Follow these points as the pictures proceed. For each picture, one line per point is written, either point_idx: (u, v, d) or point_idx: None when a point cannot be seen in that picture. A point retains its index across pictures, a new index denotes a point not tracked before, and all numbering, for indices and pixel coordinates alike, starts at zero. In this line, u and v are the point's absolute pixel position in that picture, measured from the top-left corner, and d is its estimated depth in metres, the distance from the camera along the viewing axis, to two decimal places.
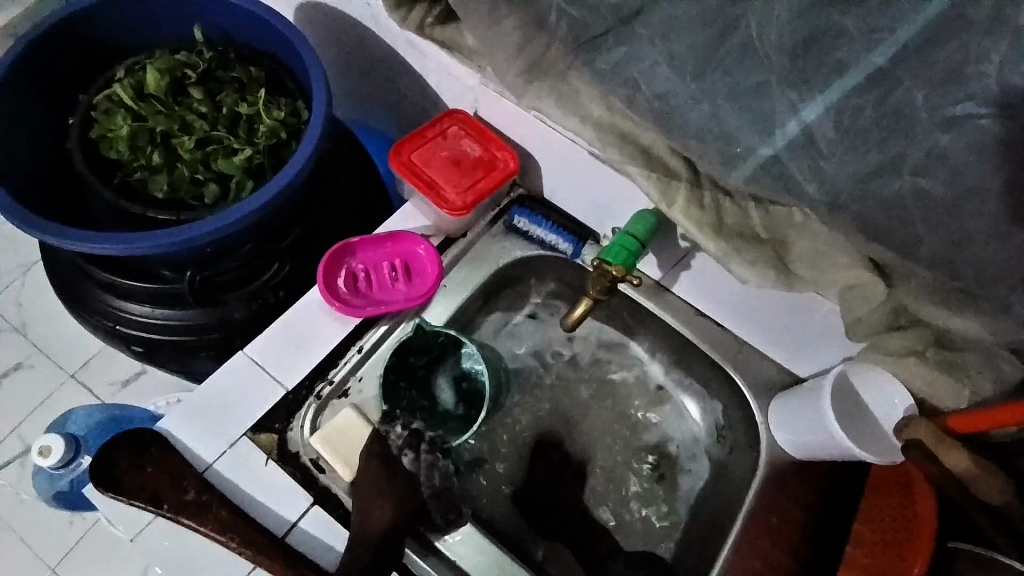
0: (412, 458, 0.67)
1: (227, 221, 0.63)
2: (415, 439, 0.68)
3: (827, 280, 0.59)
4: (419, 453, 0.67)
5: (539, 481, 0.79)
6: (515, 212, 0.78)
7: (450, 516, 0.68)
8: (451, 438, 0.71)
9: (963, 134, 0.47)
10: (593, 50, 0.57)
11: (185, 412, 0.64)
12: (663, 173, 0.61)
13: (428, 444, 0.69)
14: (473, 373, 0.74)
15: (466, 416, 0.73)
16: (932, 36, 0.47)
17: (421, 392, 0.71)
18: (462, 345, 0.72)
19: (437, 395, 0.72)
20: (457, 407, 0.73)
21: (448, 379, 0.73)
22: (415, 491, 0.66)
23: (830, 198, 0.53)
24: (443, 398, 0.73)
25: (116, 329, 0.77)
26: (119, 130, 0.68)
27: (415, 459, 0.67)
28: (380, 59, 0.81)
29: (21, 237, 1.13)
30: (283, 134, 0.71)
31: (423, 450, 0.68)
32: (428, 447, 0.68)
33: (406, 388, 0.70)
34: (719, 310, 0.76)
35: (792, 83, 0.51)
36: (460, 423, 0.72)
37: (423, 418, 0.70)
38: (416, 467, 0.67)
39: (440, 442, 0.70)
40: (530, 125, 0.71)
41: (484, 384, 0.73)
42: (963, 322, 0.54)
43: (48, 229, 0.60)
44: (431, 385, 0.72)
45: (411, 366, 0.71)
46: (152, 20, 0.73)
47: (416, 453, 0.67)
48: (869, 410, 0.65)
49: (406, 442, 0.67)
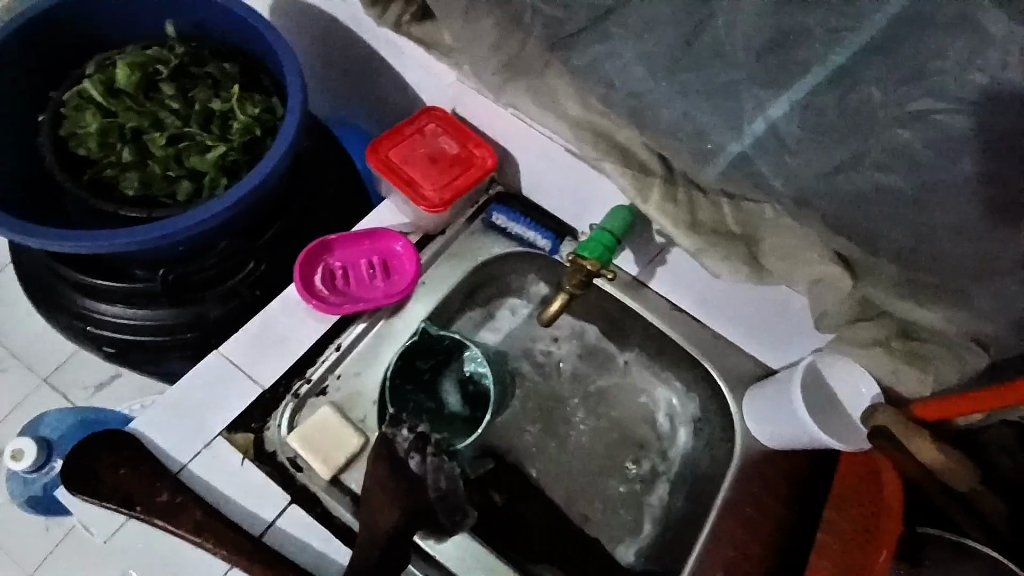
0: (418, 461, 0.66)
1: (200, 219, 0.62)
2: (421, 441, 0.67)
3: (796, 275, 0.59)
4: (426, 455, 0.67)
5: (522, 480, 0.78)
6: (493, 209, 0.78)
7: (456, 517, 0.66)
8: (458, 440, 0.72)
9: (924, 129, 0.49)
10: (569, 46, 0.58)
11: (158, 412, 0.63)
12: (637, 170, 0.61)
13: (433, 446, 0.68)
14: (477, 377, 0.76)
15: (472, 418, 0.75)
16: (889, 37, 0.49)
17: (428, 395, 0.74)
18: (464, 348, 0.74)
19: (442, 397, 0.75)
20: (464, 409, 0.75)
21: (455, 382, 0.76)
22: (420, 494, 0.65)
23: (798, 192, 0.55)
24: (449, 400, 0.75)
25: (88, 330, 0.76)
26: (89, 127, 0.67)
27: (422, 461, 0.66)
28: (357, 55, 0.81)
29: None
30: (258, 130, 0.70)
31: (429, 453, 0.67)
32: (433, 450, 0.68)
33: (412, 390, 0.73)
34: (695, 304, 0.77)
35: (760, 82, 0.53)
36: (467, 424, 0.74)
37: (429, 419, 0.72)
38: (422, 470, 0.66)
39: (445, 445, 0.70)
40: (508, 122, 0.71)
41: (488, 387, 0.75)
42: (930, 313, 0.54)
43: (13, 227, 0.59)
44: (438, 389, 0.75)
45: (418, 369, 0.73)
46: (122, 15, 0.72)
47: (422, 455, 0.67)
48: (841, 400, 0.67)
49: (412, 444, 0.66)
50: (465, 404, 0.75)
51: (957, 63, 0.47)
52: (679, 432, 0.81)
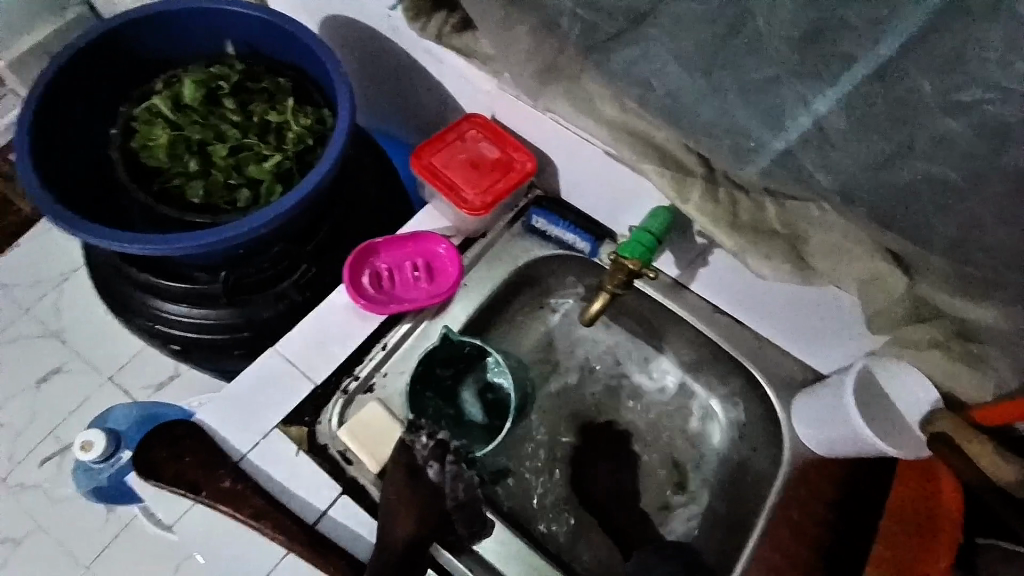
0: (437, 469, 0.67)
1: (257, 223, 0.66)
2: (440, 449, 0.68)
3: (844, 275, 0.58)
4: (444, 464, 0.67)
5: (560, 482, 0.79)
6: (533, 212, 0.79)
7: (476, 527, 0.66)
8: (476, 448, 0.72)
9: (973, 118, 0.48)
10: (606, 50, 0.59)
11: (218, 405, 0.67)
12: (678, 170, 0.61)
13: (453, 454, 0.69)
14: (497, 385, 0.76)
15: (494, 427, 0.74)
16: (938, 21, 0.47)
17: (448, 401, 0.74)
18: (485, 357, 0.74)
19: (462, 405, 0.75)
20: (483, 416, 0.75)
21: (474, 391, 0.75)
22: (440, 502, 0.66)
23: (843, 188, 0.53)
24: (470, 409, 0.75)
25: (154, 328, 0.81)
26: (159, 140, 0.72)
27: (441, 470, 0.67)
28: (399, 66, 0.84)
29: (61, 246, 1.20)
30: (310, 140, 0.74)
31: (448, 461, 0.68)
32: (453, 458, 0.68)
33: (432, 395, 0.72)
34: (737, 305, 0.76)
35: (802, 76, 0.52)
36: (489, 431, 0.74)
37: (448, 425, 0.72)
38: (440, 479, 0.67)
39: (464, 453, 0.70)
40: (546, 126, 0.73)
41: (509, 394, 0.75)
42: (983, 311, 0.52)
43: (86, 230, 0.64)
44: (457, 396, 0.75)
45: (439, 376, 0.73)
46: (186, 34, 0.77)
47: (441, 464, 0.67)
48: (894, 405, 0.64)
49: (432, 452, 0.67)
50: (485, 412, 0.75)
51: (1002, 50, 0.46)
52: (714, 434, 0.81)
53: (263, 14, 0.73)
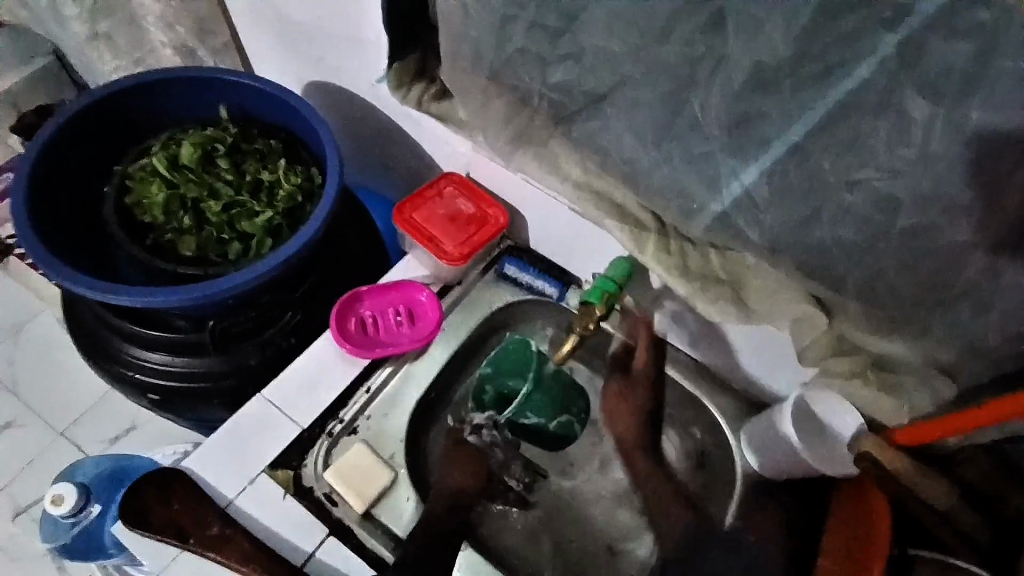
0: (477, 437, 0.79)
1: (249, 276, 0.70)
2: (485, 423, 0.81)
3: (779, 315, 0.68)
4: (482, 434, 0.80)
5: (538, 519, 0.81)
6: (506, 261, 0.86)
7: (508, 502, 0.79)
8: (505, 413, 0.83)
9: (867, 193, 0.55)
10: (571, 122, 0.68)
11: (207, 452, 0.69)
12: (633, 225, 0.71)
13: (489, 426, 0.81)
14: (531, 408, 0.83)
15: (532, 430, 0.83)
16: (843, 108, 0.53)
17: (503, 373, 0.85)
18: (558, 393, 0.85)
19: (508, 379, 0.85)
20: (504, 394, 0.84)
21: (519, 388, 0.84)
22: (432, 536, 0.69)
23: (771, 243, 0.62)
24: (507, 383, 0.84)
25: (132, 377, 0.82)
26: (155, 197, 0.77)
27: (478, 437, 0.79)
28: (384, 129, 0.92)
29: (13, 294, 1.19)
30: (300, 197, 0.79)
31: (484, 429, 0.80)
32: (490, 429, 0.81)
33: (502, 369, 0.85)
34: (690, 343, 0.85)
35: (732, 154, 0.60)
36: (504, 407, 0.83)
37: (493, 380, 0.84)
38: (478, 442, 0.79)
39: (497, 419, 0.82)
40: (519, 185, 0.81)
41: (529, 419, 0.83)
42: (893, 345, 0.62)
43: (76, 281, 0.67)
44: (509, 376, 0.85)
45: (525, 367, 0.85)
46: (183, 98, 0.83)
47: (479, 434, 0.80)
48: (827, 428, 0.73)
49: (478, 424, 0.81)
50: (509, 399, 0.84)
51: (885, 137, 0.52)
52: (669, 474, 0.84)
53: (259, 84, 0.80)
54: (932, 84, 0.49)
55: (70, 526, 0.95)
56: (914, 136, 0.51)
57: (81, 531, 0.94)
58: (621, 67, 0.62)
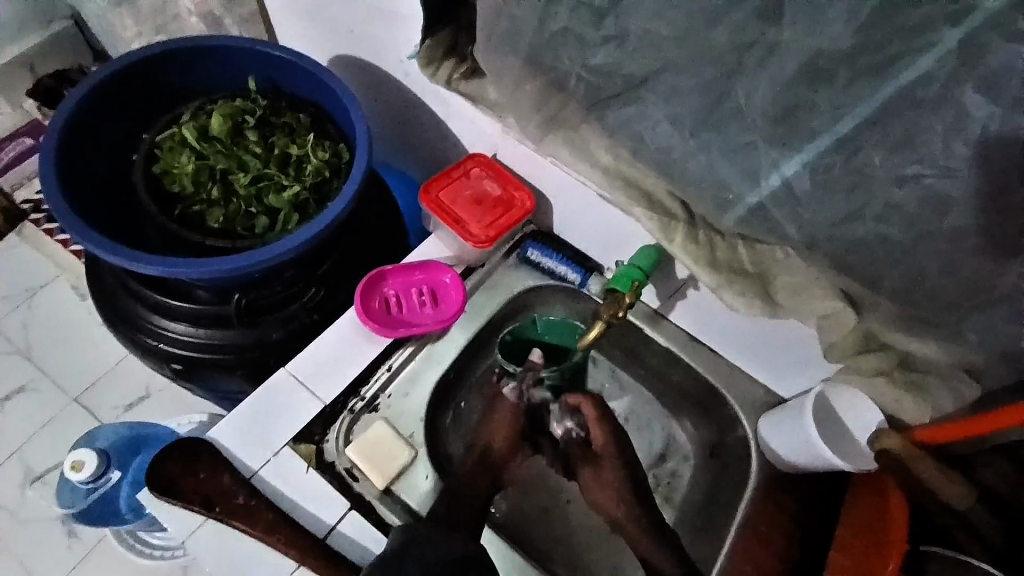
0: (514, 388, 0.77)
1: (278, 250, 0.70)
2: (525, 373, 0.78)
3: (806, 308, 0.66)
4: (519, 384, 0.77)
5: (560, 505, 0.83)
6: (528, 245, 0.86)
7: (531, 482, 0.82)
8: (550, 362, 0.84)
9: (913, 190, 0.54)
10: (607, 107, 0.68)
11: (232, 424, 0.70)
12: (663, 215, 0.70)
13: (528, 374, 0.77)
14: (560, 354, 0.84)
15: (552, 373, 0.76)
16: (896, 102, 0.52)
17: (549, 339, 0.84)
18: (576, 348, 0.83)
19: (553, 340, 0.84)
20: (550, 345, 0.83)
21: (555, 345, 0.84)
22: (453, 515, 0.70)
23: (808, 238, 0.63)
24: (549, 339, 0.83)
25: (154, 347, 0.82)
26: (183, 167, 0.76)
27: (515, 389, 0.77)
28: (410, 106, 0.91)
29: (29, 260, 1.19)
30: (327, 172, 0.79)
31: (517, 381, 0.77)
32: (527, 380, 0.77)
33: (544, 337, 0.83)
34: (710, 334, 0.85)
35: (773, 145, 0.59)
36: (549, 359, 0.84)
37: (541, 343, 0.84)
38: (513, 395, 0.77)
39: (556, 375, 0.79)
40: (547, 169, 0.80)
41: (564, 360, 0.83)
42: (922, 345, 0.63)
43: (107, 247, 0.67)
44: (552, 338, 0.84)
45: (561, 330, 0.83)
46: (212, 68, 0.82)
47: (517, 385, 0.77)
48: (845, 424, 0.73)
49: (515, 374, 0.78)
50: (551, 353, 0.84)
51: (942, 131, 0.51)
52: (683, 466, 0.87)
53: (289, 55, 0.78)
54: (991, 81, 0.47)
55: (89, 493, 0.97)
56: (972, 133, 0.50)
57: (97, 497, 0.97)
58: (665, 52, 0.61)
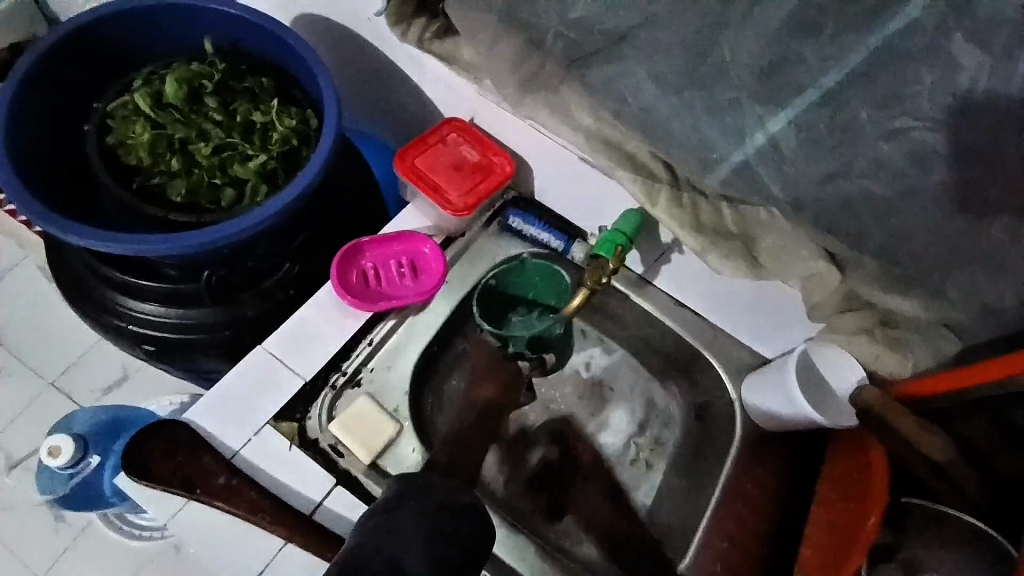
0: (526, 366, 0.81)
1: (246, 223, 0.67)
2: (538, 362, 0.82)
3: (791, 270, 0.66)
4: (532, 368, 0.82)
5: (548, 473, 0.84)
6: (510, 213, 0.84)
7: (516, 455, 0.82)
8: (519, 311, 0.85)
9: (901, 145, 0.53)
10: (587, 65, 0.65)
11: (208, 404, 0.68)
12: (647, 177, 0.68)
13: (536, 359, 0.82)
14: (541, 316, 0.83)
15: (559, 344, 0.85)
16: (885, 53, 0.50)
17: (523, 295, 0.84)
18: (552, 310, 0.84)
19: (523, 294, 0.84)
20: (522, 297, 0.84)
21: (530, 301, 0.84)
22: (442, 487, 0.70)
23: (794, 198, 0.61)
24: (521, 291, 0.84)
25: (123, 328, 0.79)
26: (140, 138, 0.72)
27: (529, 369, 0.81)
28: (380, 68, 0.87)
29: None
30: (295, 140, 0.75)
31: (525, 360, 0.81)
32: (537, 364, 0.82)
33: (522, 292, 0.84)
34: (693, 298, 0.85)
35: (759, 100, 0.57)
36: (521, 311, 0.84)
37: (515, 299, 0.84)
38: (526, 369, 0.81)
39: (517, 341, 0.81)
40: (526, 133, 0.77)
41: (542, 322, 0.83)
42: (905, 303, 0.61)
43: (63, 225, 0.63)
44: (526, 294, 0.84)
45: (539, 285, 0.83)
46: (166, 30, 0.77)
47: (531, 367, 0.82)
48: (825, 377, 0.73)
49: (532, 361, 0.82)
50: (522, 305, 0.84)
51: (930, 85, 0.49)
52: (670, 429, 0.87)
53: (246, 14, 0.73)
54: (981, 29, 0.46)
55: (68, 478, 0.95)
56: (961, 82, 0.48)
57: (79, 483, 0.95)
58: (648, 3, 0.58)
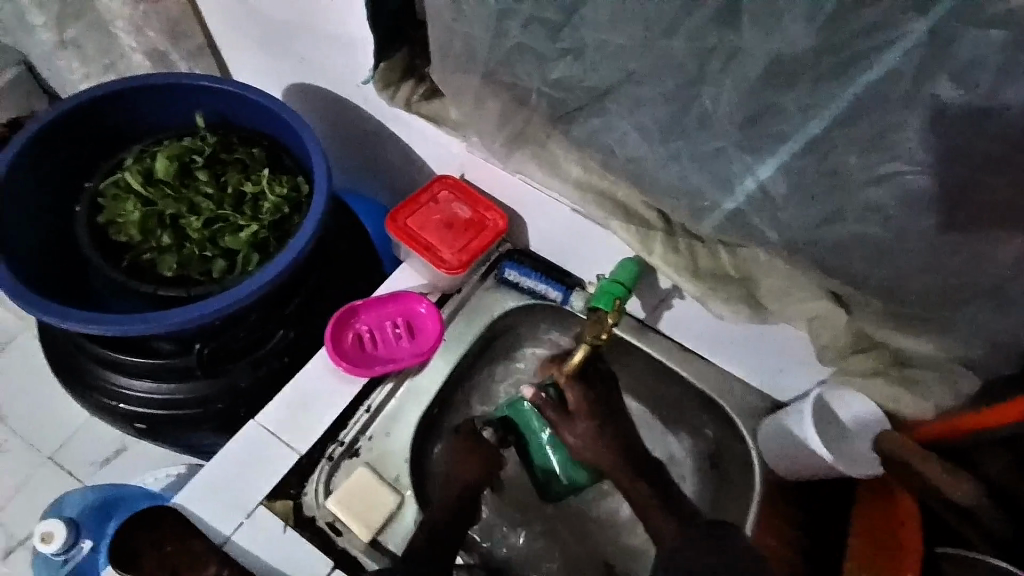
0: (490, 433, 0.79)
1: (233, 298, 0.65)
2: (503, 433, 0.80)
3: (794, 312, 0.65)
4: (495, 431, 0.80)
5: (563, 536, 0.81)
6: (505, 266, 0.82)
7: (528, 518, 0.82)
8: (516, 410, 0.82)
9: (893, 190, 0.52)
10: (572, 120, 0.65)
11: (198, 485, 0.65)
12: (640, 225, 0.68)
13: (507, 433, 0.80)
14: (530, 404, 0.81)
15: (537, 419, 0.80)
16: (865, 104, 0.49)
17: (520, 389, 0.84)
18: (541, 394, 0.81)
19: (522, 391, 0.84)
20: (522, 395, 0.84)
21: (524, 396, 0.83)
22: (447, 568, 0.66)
23: (789, 242, 0.59)
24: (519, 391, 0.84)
25: (114, 407, 0.77)
26: (130, 216, 0.72)
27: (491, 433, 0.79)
28: (370, 131, 0.88)
29: None
30: (286, 208, 0.75)
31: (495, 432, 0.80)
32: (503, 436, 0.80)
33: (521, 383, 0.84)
34: (698, 343, 0.82)
35: (746, 148, 0.56)
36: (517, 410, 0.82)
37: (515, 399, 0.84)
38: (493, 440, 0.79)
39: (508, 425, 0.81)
40: (517, 187, 0.77)
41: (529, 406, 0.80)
42: (916, 342, 0.60)
43: (49, 310, 0.62)
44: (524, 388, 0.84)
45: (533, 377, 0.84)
46: (156, 107, 0.78)
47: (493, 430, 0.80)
48: (843, 418, 0.70)
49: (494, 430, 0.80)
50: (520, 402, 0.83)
51: (919, 132, 0.48)
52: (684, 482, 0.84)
53: (234, 88, 0.75)
54: (965, 70, 0.44)
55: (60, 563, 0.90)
56: (957, 128, 0.46)
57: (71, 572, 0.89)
58: (626, 61, 0.58)
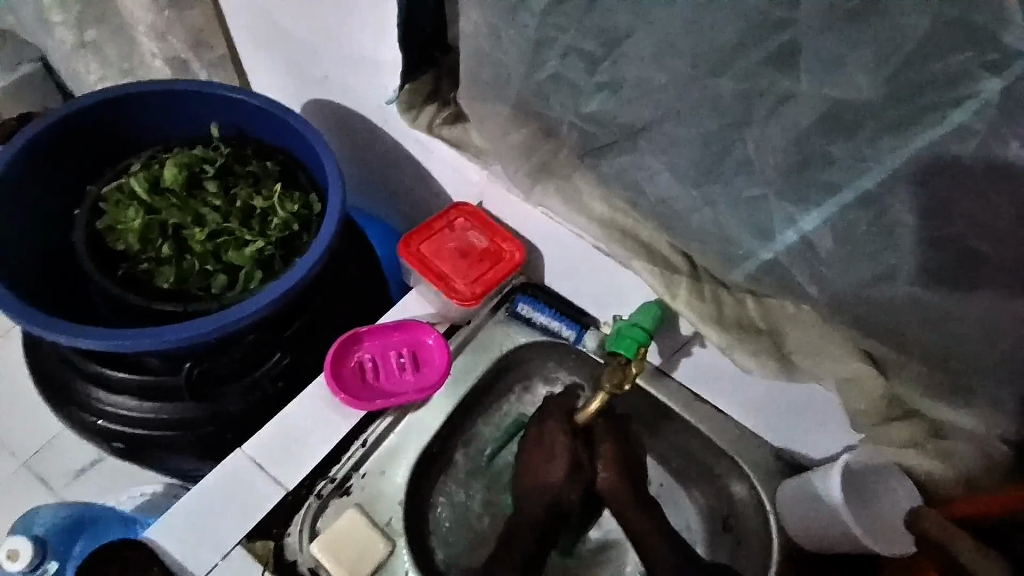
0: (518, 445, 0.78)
1: (229, 317, 0.61)
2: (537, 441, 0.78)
3: (825, 370, 0.61)
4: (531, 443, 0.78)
5: None
6: (518, 299, 0.78)
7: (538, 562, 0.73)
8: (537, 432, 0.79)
9: (948, 253, 0.48)
10: (601, 155, 0.62)
11: (176, 516, 0.61)
12: (664, 268, 0.64)
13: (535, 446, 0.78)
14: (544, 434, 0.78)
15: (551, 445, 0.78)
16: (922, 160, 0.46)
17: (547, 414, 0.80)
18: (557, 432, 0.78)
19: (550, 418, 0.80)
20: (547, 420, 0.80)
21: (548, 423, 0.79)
22: None
23: (830, 298, 0.56)
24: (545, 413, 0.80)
25: (94, 423, 0.73)
26: (131, 224, 0.69)
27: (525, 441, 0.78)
28: (389, 152, 0.85)
29: None
30: (295, 226, 0.71)
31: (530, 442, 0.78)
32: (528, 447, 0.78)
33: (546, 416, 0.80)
34: (716, 394, 0.78)
35: (786, 197, 0.53)
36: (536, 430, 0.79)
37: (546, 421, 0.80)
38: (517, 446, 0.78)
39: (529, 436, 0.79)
40: (536, 220, 0.74)
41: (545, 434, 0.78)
42: (959, 414, 0.56)
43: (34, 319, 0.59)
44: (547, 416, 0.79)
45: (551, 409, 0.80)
46: (171, 114, 0.76)
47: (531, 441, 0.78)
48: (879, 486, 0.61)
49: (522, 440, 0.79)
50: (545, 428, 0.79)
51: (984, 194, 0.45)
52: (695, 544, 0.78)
53: (252, 99, 0.73)
54: None
55: None
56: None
57: None
58: (664, 98, 0.55)
